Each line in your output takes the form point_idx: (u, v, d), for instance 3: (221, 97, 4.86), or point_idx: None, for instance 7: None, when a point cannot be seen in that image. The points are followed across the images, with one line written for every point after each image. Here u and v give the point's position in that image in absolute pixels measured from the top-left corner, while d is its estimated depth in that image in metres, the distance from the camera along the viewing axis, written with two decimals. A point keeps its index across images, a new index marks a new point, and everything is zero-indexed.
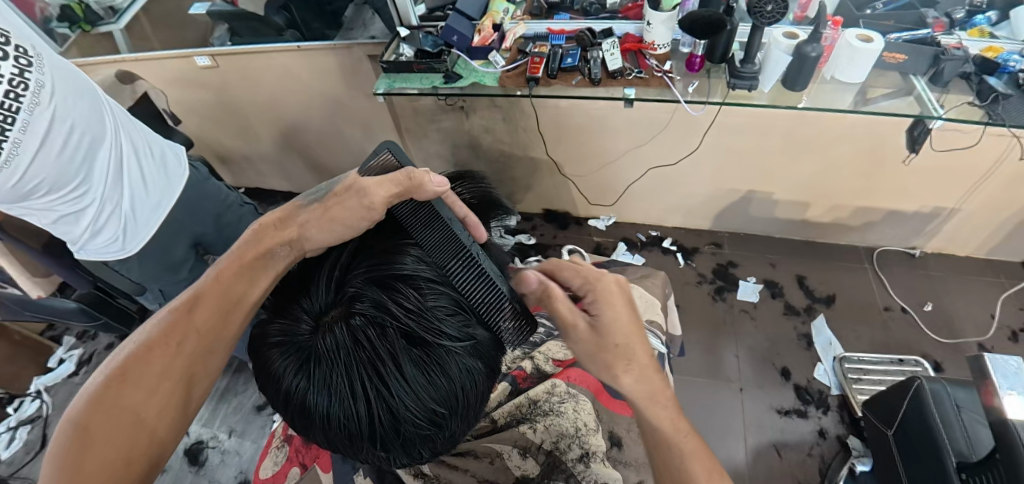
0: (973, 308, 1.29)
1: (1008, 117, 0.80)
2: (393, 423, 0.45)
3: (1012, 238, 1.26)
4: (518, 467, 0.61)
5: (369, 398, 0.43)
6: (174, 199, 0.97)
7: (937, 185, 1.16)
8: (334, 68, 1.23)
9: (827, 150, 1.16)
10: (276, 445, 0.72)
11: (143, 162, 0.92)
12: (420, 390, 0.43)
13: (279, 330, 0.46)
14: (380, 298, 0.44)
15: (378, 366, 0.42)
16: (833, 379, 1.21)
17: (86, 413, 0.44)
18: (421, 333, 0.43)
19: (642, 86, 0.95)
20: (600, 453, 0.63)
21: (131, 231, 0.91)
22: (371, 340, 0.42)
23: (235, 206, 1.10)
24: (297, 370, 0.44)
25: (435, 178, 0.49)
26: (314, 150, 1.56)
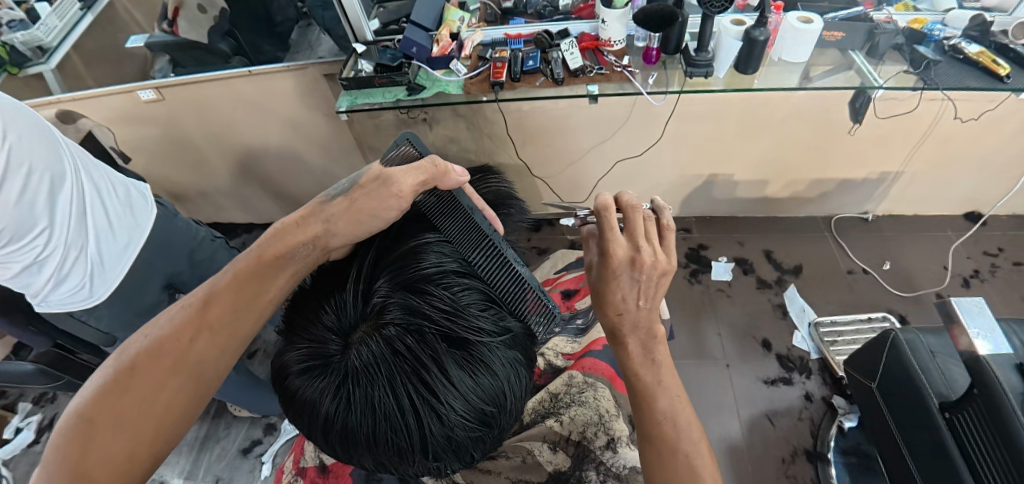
0: (925, 261, 1.38)
1: (939, 81, 0.88)
2: (444, 430, 0.50)
3: (950, 194, 1.37)
4: (549, 461, 0.64)
5: (419, 406, 0.49)
6: (143, 238, 0.92)
7: (881, 150, 1.25)
8: (291, 91, 1.20)
9: (780, 128, 1.22)
10: (287, 480, 0.72)
11: (107, 201, 0.87)
12: (466, 389, 0.50)
13: (314, 358, 0.52)
14: (411, 307, 0.51)
15: (424, 373, 0.49)
16: (811, 344, 1.26)
17: (94, 406, 0.47)
18: (459, 333, 0.51)
19: (604, 82, 0.97)
20: (624, 437, 0.66)
21: (99, 276, 0.86)
22: (412, 348, 0.49)
23: (206, 241, 1.06)
24: (343, 394, 0.49)
25: (457, 169, 0.61)
26: (275, 177, 1.51)
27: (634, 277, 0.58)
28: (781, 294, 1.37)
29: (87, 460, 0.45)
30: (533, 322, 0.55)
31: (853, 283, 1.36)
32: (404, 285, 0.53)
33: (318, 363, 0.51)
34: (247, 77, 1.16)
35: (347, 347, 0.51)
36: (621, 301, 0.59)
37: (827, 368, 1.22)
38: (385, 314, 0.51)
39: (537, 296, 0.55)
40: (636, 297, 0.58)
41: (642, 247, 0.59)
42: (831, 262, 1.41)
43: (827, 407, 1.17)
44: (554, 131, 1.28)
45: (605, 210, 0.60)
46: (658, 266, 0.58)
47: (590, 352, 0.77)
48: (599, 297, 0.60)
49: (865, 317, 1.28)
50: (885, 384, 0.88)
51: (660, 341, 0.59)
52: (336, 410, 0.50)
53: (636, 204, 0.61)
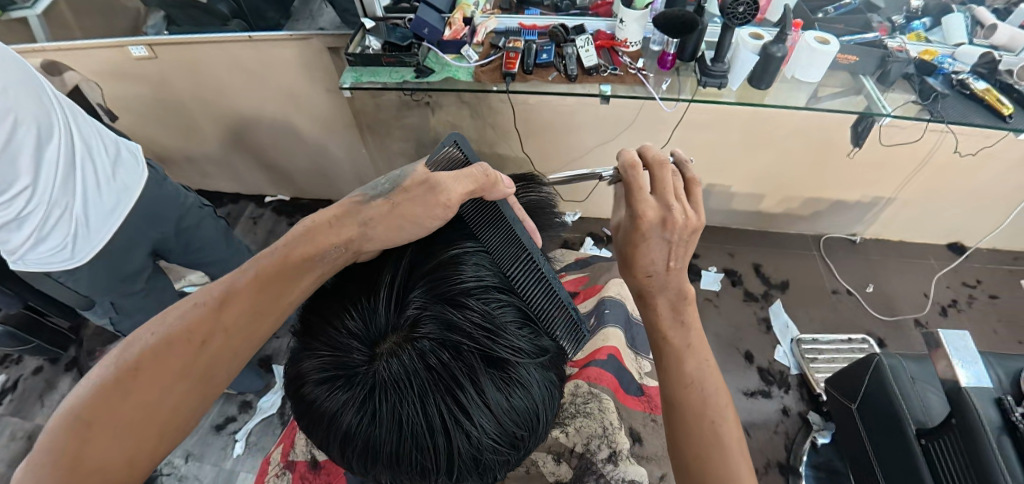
0: (906, 287, 1.42)
1: (945, 114, 0.90)
2: (472, 451, 0.49)
3: (938, 223, 1.40)
4: (552, 472, 0.65)
5: (451, 428, 0.47)
6: (132, 202, 0.88)
7: (878, 176, 1.27)
8: (292, 62, 1.16)
9: (783, 145, 1.23)
10: (275, 473, 0.71)
11: (96, 161, 0.83)
12: (500, 411, 0.49)
13: (336, 368, 0.49)
14: (448, 322, 0.49)
15: (459, 394, 0.47)
16: (792, 360, 1.29)
17: (94, 406, 0.45)
18: (498, 353, 0.49)
19: (617, 83, 0.96)
20: (626, 451, 0.66)
21: (83, 237, 0.82)
22: (447, 366, 0.47)
23: (195, 209, 1.00)
24: (369, 409, 0.47)
25: (505, 182, 0.59)
26: (267, 148, 1.47)
27: (665, 237, 0.58)
28: (767, 308, 1.39)
29: (83, 465, 0.43)
30: (565, 343, 0.54)
31: (836, 303, 1.39)
32: (439, 296, 0.50)
33: (340, 373, 0.49)
34: (247, 43, 1.12)
35: (374, 358, 0.48)
36: (652, 261, 0.59)
37: (806, 384, 1.24)
38: (419, 327, 0.48)
39: (568, 312, 0.54)
40: (667, 258, 0.59)
41: (673, 206, 0.58)
42: (816, 280, 1.44)
43: (802, 422, 1.19)
44: (559, 127, 1.26)
45: (631, 170, 0.60)
46: (688, 225, 0.58)
47: (595, 360, 0.75)
48: (627, 258, 0.60)
49: (845, 338, 1.30)
50: (865, 408, 0.90)
51: (689, 303, 0.59)
52: (360, 424, 0.48)
53: (663, 158, 0.61)
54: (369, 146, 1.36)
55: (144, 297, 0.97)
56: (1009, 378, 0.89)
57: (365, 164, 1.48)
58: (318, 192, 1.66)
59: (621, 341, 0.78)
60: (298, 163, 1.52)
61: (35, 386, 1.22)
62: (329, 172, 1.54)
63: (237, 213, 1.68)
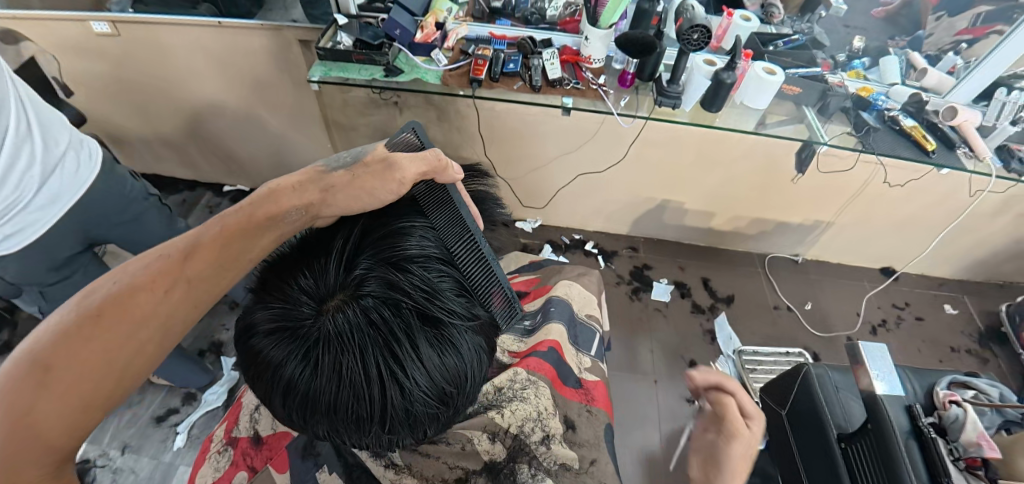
0: (840, 306, 1.52)
1: (876, 146, 0.99)
2: (405, 404, 0.51)
3: (870, 248, 1.52)
4: (486, 451, 0.65)
5: (384, 379, 0.49)
6: (70, 200, 0.82)
7: (818, 199, 1.36)
8: (261, 50, 1.15)
9: (733, 166, 1.31)
10: (216, 449, 0.70)
11: (49, 158, 0.78)
12: (432, 367, 0.50)
13: (282, 321, 0.50)
14: (391, 282, 0.51)
15: (395, 347, 0.49)
16: (733, 369, 1.36)
17: (50, 352, 0.41)
18: (435, 313, 0.51)
19: (579, 96, 1.00)
20: (558, 435, 0.70)
21: (27, 222, 0.77)
22: (387, 320, 0.49)
23: (138, 201, 0.94)
24: (308, 359, 0.48)
25: (456, 167, 0.61)
26: (227, 138, 1.44)
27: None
28: (712, 320, 1.46)
29: (34, 415, 0.40)
30: (497, 314, 0.57)
31: (777, 318, 1.48)
32: (387, 259, 0.53)
33: (285, 325, 0.49)
34: (216, 29, 1.11)
35: (319, 313, 0.49)
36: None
37: (745, 393, 1.31)
38: (366, 285, 0.50)
39: (503, 292, 0.56)
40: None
41: None
42: (760, 296, 1.52)
43: None
44: (524, 135, 1.30)
45: None
46: None
47: (535, 352, 0.76)
48: None
49: (784, 351, 1.38)
50: (794, 414, 0.96)
51: None
52: (299, 374, 0.48)
53: None
54: (335, 141, 1.36)
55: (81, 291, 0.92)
56: (923, 391, 0.97)
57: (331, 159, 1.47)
58: None
59: (562, 336, 0.80)
60: (260, 154, 1.49)
61: None
62: (292, 165, 1.52)
63: (193, 200, 1.62)
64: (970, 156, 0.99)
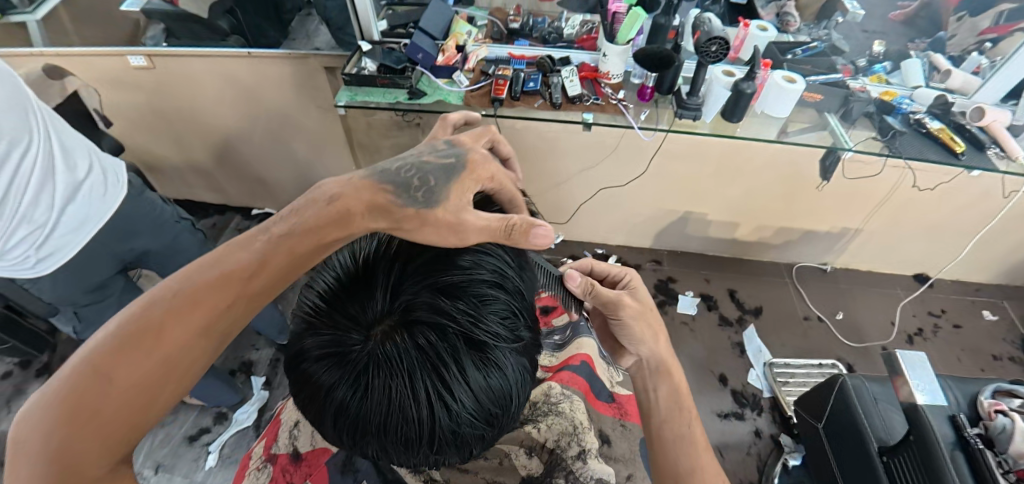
0: (874, 316, 1.48)
1: (903, 150, 0.98)
2: (452, 424, 0.51)
3: (901, 255, 1.48)
4: (523, 466, 0.66)
5: (432, 401, 0.49)
6: (98, 224, 0.85)
7: (845, 206, 1.34)
8: (288, 78, 1.20)
9: (756, 175, 1.30)
10: (255, 466, 0.68)
11: (79, 186, 0.81)
12: (478, 389, 0.50)
13: (329, 346, 0.50)
14: (438, 308, 0.49)
15: (442, 371, 0.48)
16: (764, 383, 1.32)
17: (108, 359, 0.40)
18: (480, 338, 0.50)
19: (599, 111, 1.01)
20: (594, 450, 0.69)
21: (52, 248, 0.80)
22: (433, 345, 0.48)
23: (170, 221, 0.97)
24: (358, 384, 0.48)
25: (537, 233, 0.52)
26: (255, 163, 1.49)
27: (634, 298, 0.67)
28: (741, 332, 1.43)
29: (88, 423, 0.38)
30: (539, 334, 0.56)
31: (808, 330, 1.44)
32: (431, 280, 0.50)
33: (334, 350, 0.49)
34: (246, 59, 1.16)
35: (368, 339, 0.49)
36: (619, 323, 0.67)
37: (778, 407, 1.27)
38: (411, 309, 0.49)
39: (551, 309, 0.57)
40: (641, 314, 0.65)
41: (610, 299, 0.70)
42: (790, 307, 1.49)
43: (775, 444, 1.22)
44: (544, 152, 1.32)
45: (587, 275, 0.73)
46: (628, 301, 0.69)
47: (568, 366, 0.77)
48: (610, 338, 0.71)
49: (815, 363, 1.35)
50: (831, 426, 0.93)
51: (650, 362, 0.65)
52: (349, 398, 0.49)
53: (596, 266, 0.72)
54: (360, 163, 1.40)
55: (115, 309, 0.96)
56: (965, 400, 0.94)
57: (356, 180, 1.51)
58: None
59: (593, 351, 0.80)
60: (287, 177, 1.54)
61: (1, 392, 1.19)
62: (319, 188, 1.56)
63: (223, 224, 1.68)
64: (1001, 156, 0.97)
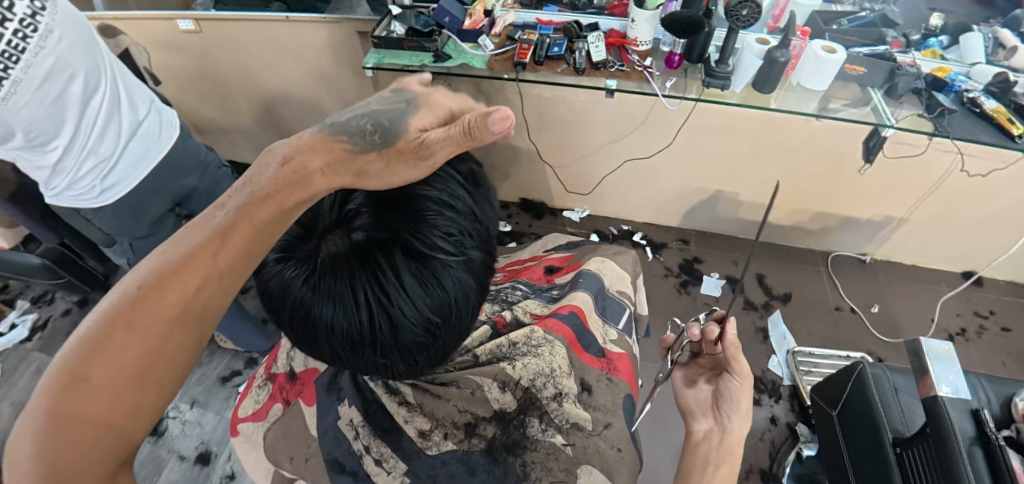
0: (914, 310, 1.39)
1: (951, 130, 0.90)
2: (392, 330, 0.49)
3: (951, 249, 1.38)
4: (496, 400, 0.59)
5: (369, 305, 0.46)
6: (155, 161, 0.91)
7: (889, 193, 1.26)
8: (323, 41, 1.23)
9: (791, 154, 1.24)
10: (258, 385, 0.67)
11: (138, 125, 0.88)
12: (416, 297, 0.47)
13: (281, 246, 0.48)
14: (379, 218, 0.48)
15: (377, 275, 0.46)
16: (785, 370, 1.28)
17: (93, 356, 0.34)
18: (418, 245, 0.47)
19: (623, 78, 0.99)
20: (572, 395, 0.62)
21: (114, 182, 0.86)
22: (370, 250, 0.46)
23: (211, 166, 1.03)
24: (299, 283, 0.46)
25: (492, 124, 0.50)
26: (293, 126, 1.55)
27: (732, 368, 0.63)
28: (765, 318, 1.39)
29: (74, 438, 0.32)
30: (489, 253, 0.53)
31: (839, 320, 1.38)
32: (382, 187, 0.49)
33: (284, 249, 0.48)
34: (284, 23, 1.20)
35: (313, 244, 0.48)
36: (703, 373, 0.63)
37: (797, 395, 1.23)
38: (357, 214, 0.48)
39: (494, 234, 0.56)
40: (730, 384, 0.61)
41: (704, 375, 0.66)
42: (821, 296, 1.42)
43: (790, 433, 1.19)
44: (570, 122, 1.30)
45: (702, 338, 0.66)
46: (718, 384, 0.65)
47: (556, 314, 0.72)
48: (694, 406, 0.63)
49: (843, 354, 1.29)
50: (844, 414, 0.90)
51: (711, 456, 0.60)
52: (294, 297, 0.47)
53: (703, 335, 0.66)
54: None
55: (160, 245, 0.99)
56: (997, 400, 0.88)
57: None
58: None
59: (587, 304, 0.75)
60: None
61: (63, 326, 1.30)
62: None
63: None
64: None
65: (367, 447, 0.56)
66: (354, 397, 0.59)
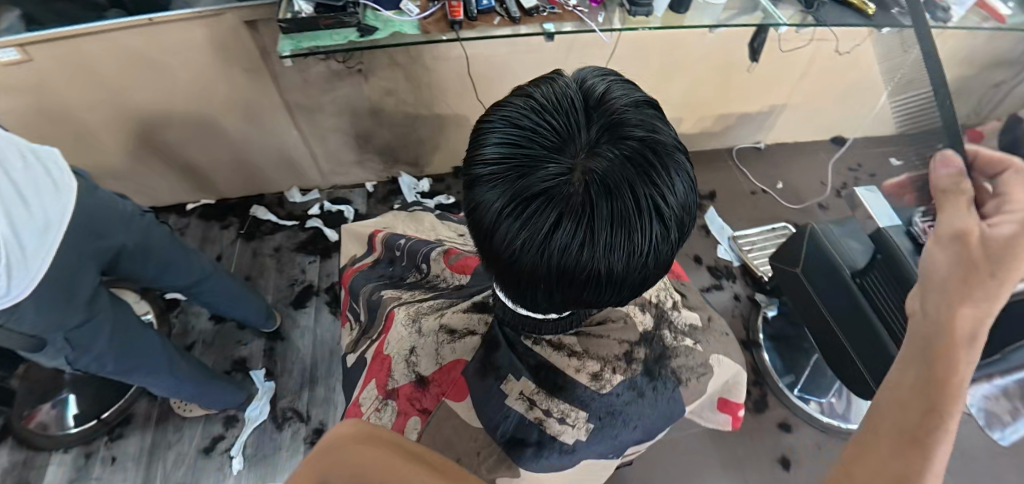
0: (804, 178, 1.68)
1: (826, 18, 1.06)
2: (671, 239, 0.43)
3: (820, 121, 1.65)
4: (643, 320, 0.58)
5: (658, 214, 0.40)
6: (62, 226, 0.71)
7: (773, 83, 1.47)
8: (202, 45, 1.03)
9: (696, 67, 1.37)
10: (374, 408, 0.61)
11: (19, 183, 0.67)
12: (689, 193, 0.42)
13: (532, 192, 0.39)
14: (626, 120, 0.41)
15: (661, 178, 0.39)
16: (732, 254, 1.48)
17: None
18: (673, 137, 0.42)
19: (558, 20, 1.00)
20: (680, 300, 0.66)
21: (21, 267, 0.65)
22: (644, 152, 0.39)
23: (135, 217, 0.85)
24: (587, 215, 0.38)
25: None
26: (179, 151, 1.31)
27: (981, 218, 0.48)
28: (703, 216, 1.56)
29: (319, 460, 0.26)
30: None
31: (757, 202, 1.61)
32: (606, 92, 0.43)
33: (542, 193, 0.39)
34: (144, 29, 0.98)
35: (571, 170, 0.39)
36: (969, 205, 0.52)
37: (748, 272, 1.44)
38: (605, 123, 0.41)
39: None
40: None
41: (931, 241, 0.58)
42: (737, 185, 1.64)
43: (752, 303, 1.39)
44: (496, 78, 1.29)
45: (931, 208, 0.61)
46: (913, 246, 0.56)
47: None
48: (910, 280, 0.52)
49: (770, 228, 1.52)
50: (807, 268, 1.08)
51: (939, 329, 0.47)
52: (580, 239, 0.39)
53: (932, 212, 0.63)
54: (301, 127, 1.32)
55: (107, 328, 0.79)
56: None
57: (302, 148, 1.39)
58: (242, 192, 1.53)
59: None
60: (219, 161, 1.37)
61: None
62: (261, 165, 1.42)
63: None
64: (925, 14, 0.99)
65: (546, 410, 0.52)
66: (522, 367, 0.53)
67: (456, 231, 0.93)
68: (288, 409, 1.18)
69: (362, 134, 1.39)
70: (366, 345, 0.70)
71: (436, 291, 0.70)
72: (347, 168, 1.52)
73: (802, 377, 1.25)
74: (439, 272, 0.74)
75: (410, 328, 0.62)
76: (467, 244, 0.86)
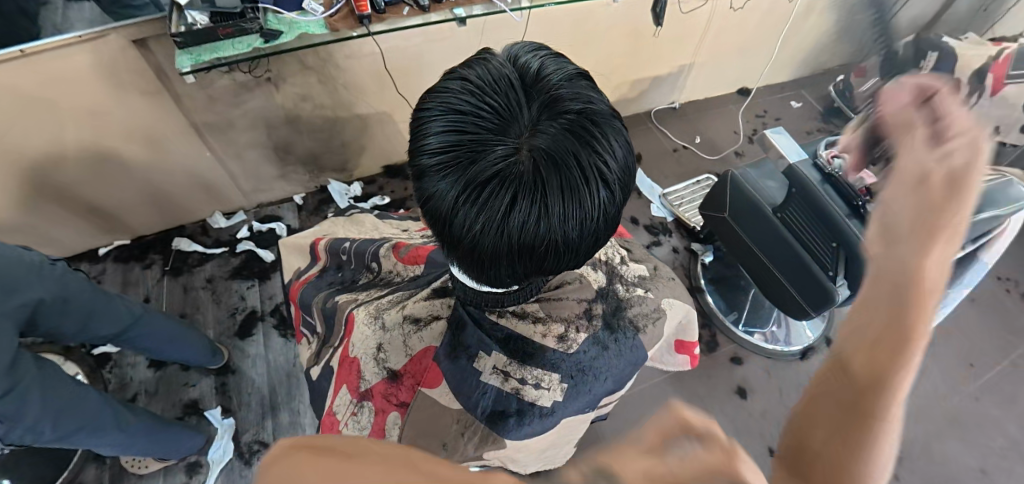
0: (717, 130, 1.80)
1: None
2: (617, 202, 0.46)
3: (724, 75, 1.77)
4: (595, 278, 0.61)
5: (602, 180, 0.43)
6: None
7: (678, 44, 1.54)
8: (82, 72, 0.92)
9: (606, 37, 1.42)
10: (351, 413, 0.62)
11: None
12: (628, 158, 0.45)
13: (485, 176, 0.41)
14: (560, 96, 0.43)
15: (601, 146, 0.42)
16: (665, 210, 1.56)
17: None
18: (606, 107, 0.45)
19: (467, 4, 0.99)
20: (626, 254, 0.69)
21: None
22: (581, 124, 0.42)
23: (43, 266, 0.77)
24: (540, 187, 0.40)
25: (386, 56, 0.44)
26: (75, 194, 1.18)
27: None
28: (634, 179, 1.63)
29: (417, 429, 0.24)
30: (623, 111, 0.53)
31: (680, 158, 1.70)
32: (538, 69, 0.45)
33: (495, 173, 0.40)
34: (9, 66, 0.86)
35: (516, 148, 0.41)
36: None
37: (681, 224, 1.53)
38: (542, 100, 0.43)
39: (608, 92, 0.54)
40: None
41: None
42: (660, 145, 1.73)
43: (689, 253, 1.49)
44: (414, 70, 1.26)
45: None
46: None
47: None
48: None
49: (695, 181, 1.62)
50: (733, 212, 1.17)
51: None
52: (537, 211, 0.41)
53: None
54: (212, 146, 1.23)
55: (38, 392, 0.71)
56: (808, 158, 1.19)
57: (219, 169, 1.31)
58: (157, 227, 1.40)
59: None
60: (126, 196, 1.26)
61: None
62: (175, 194, 1.32)
63: None
64: None
65: (522, 379, 0.55)
66: (492, 342, 0.55)
67: (399, 227, 0.92)
68: (254, 441, 1.13)
69: (282, 145, 1.32)
70: (330, 354, 0.69)
71: (391, 286, 0.70)
72: (272, 184, 1.44)
73: (744, 312, 1.36)
74: (392, 268, 0.73)
75: (374, 325, 0.61)
76: (413, 238, 0.85)
